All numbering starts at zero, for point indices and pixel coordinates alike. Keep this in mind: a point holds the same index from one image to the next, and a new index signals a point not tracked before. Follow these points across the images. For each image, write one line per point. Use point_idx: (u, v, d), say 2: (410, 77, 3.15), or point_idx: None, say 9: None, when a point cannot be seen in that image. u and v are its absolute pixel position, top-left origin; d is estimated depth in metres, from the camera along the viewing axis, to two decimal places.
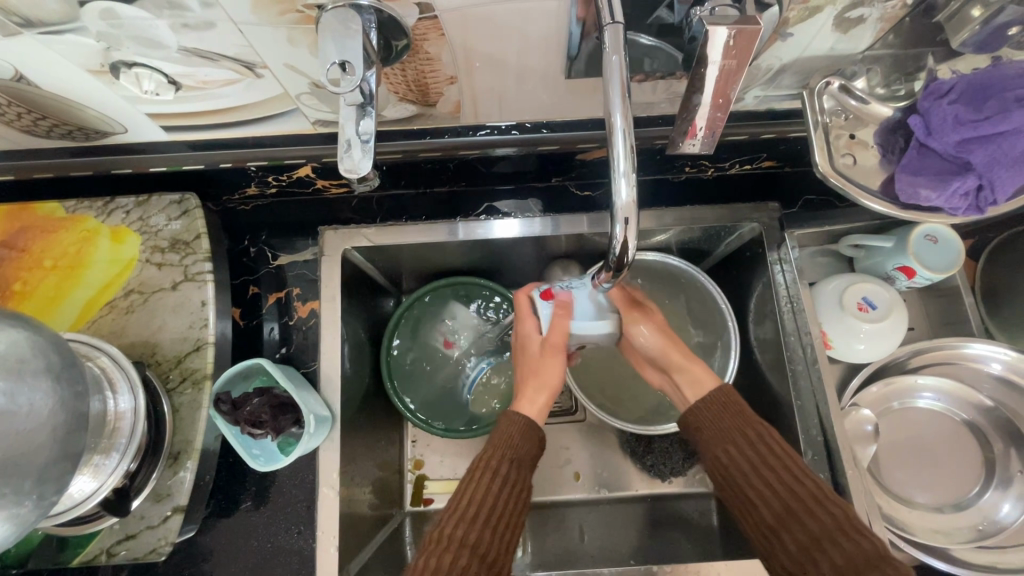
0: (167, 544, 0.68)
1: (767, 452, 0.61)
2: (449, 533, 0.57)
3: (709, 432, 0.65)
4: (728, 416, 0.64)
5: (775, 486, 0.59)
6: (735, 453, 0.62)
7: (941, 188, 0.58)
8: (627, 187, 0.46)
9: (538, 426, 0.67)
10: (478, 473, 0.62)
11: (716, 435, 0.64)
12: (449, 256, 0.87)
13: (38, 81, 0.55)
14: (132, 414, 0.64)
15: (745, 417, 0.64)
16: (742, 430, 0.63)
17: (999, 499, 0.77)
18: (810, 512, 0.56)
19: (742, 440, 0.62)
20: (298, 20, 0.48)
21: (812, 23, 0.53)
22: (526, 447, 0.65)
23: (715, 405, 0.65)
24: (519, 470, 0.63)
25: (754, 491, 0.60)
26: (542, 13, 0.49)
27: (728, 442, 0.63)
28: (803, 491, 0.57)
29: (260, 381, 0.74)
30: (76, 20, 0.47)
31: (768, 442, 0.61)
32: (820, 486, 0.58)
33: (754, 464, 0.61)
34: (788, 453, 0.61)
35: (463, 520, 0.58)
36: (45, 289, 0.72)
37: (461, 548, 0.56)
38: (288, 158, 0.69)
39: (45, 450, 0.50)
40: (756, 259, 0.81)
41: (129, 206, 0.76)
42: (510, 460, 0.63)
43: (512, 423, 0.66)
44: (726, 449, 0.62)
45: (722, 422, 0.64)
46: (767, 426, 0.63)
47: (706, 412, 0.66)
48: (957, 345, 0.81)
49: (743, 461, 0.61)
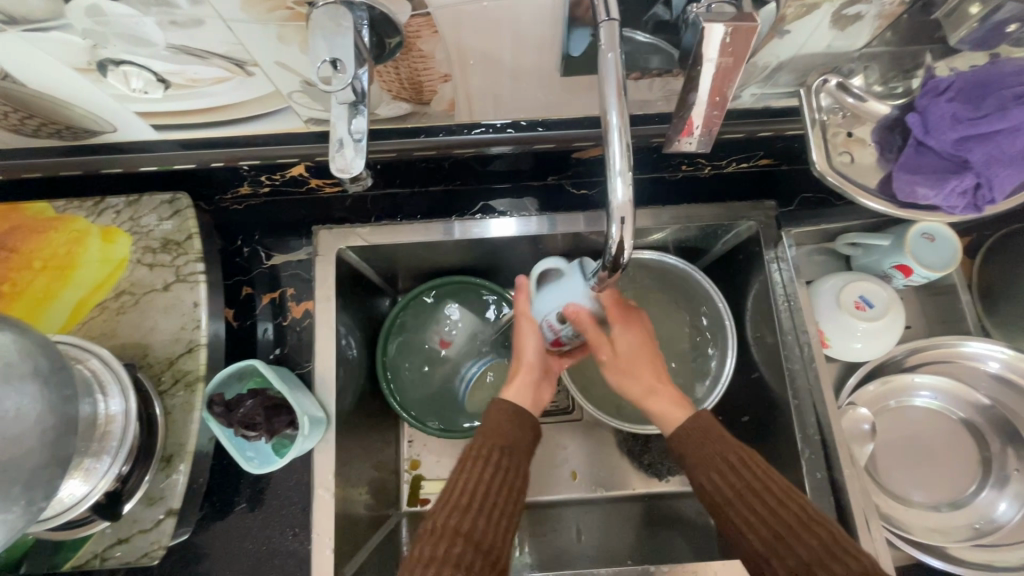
0: (160, 548, 0.68)
1: (751, 480, 0.60)
2: (442, 522, 0.57)
3: (693, 458, 0.63)
4: (709, 442, 0.63)
5: (761, 514, 0.58)
6: (719, 481, 0.61)
7: (939, 186, 0.57)
8: (623, 186, 0.45)
9: (527, 411, 0.67)
10: (470, 464, 0.61)
11: (699, 461, 0.63)
12: (445, 256, 0.86)
13: (24, 79, 0.54)
14: (123, 417, 0.64)
15: (728, 441, 0.63)
16: (724, 456, 0.62)
17: (996, 498, 0.77)
18: (798, 537, 0.55)
19: (725, 465, 0.61)
20: (289, 17, 0.47)
21: (808, 20, 0.53)
22: (517, 431, 0.65)
23: (696, 430, 0.64)
24: (512, 457, 0.63)
25: (740, 519, 0.59)
26: (536, 10, 0.49)
27: (711, 468, 0.62)
28: (788, 516, 0.57)
29: (255, 382, 0.74)
30: (62, 17, 0.46)
31: (751, 469, 0.60)
32: (806, 509, 0.57)
33: (738, 492, 0.60)
34: (771, 475, 0.60)
35: (457, 509, 0.58)
36: (34, 290, 0.71)
37: (455, 537, 0.56)
38: (280, 157, 0.68)
39: (33, 455, 0.49)
40: (753, 257, 0.80)
41: (120, 206, 0.75)
42: (502, 447, 0.63)
43: (501, 410, 0.66)
44: (710, 477, 0.62)
45: (705, 448, 0.63)
46: (748, 452, 0.62)
47: (685, 440, 0.64)
48: (955, 342, 0.81)
49: (726, 488, 0.60)
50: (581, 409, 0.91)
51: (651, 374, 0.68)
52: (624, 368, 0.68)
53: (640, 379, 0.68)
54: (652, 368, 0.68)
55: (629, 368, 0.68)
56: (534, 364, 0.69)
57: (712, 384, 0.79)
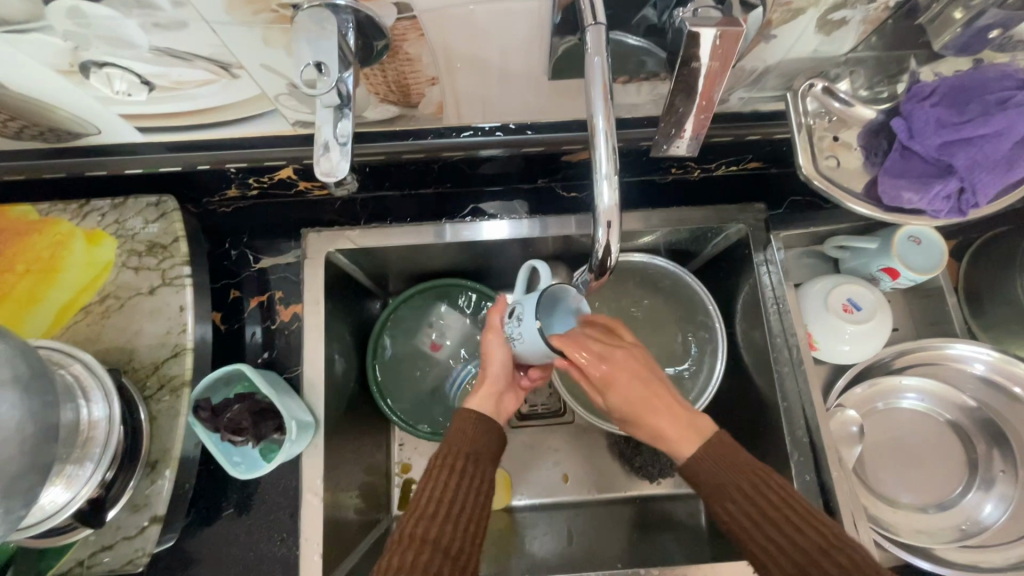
0: (144, 554, 0.67)
1: (766, 506, 0.57)
2: (410, 531, 0.56)
3: (705, 489, 0.60)
4: (723, 468, 0.60)
5: (779, 544, 0.56)
6: (734, 511, 0.58)
7: (924, 191, 0.58)
8: (610, 189, 0.46)
9: (491, 420, 0.65)
10: (437, 472, 0.60)
11: (713, 493, 0.59)
12: (435, 258, 0.86)
13: (5, 81, 0.53)
14: (106, 422, 0.63)
15: (741, 466, 0.60)
16: (738, 483, 0.59)
17: (982, 499, 0.78)
18: (817, 564, 0.54)
19: (740, 493, 0.58)
20: (273, 19, 0.47)
21: (794, 25, 0.53)
22: (483, 442, 0.63)
23: (705, 458, 0.60)
24: (476, 465, 0.61)
25: (758, 548, 0.57)
26: (523, 13, 0.49)
27: (726, 498, 0.59)
28: (807, 545, 0.55)
29: (242, 388, 0.73)
30: (42, 19, 0.46)
31: (767, 495, 0.58)
32: (825, 535, 0.55)
33: (755, 521, 0.57)
34: (789, 499, 0.58)
35: (423, 517, 0.57)
36: (18, 294, 0.71)
37: (421, 545, 0.55)
38: (267, 160, 0.68)
39: (12, 463, 0.48)
40: (743, 260, 0.81)
41: (105, 209, 0.74)
42: (467, 456, 0.62)
43: (463, 421, 0.64)
44: (725, 506, 0.59)
45: (717, 476, 0.59)
46: (764, 473, 0.59)
47: (697, 469, 0.60)
48: (941, 345, 0.81)
49: (742, 517, 0.58)
50: (572, 412, 0.91)
51: (653, 420, 0.62)
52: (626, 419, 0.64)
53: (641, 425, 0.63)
54: (656, 412, 0.62)
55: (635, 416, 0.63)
56: (499, 377, 0.67)
57: (706, 382, 0.79)
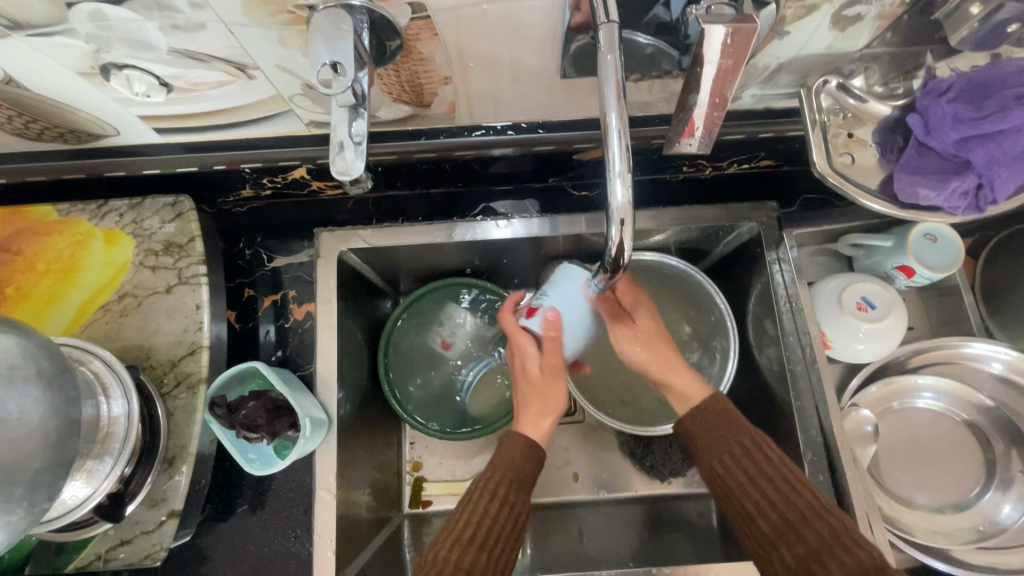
0: (162, 549, 0.68)
1: (763, 464, 0.60)
2: (443, 557, 0.57)
3: (705, 440, 0.64)
4: (725, 425, 0.63)
5: (770, 498, 0.58)
6: (731, 465, 0.61)
7: (940, 187, 0.57)
8: (623, 187, 0.46)
9: (541, 446, 0.66)
10: (478, 496, 0.61)
11: (711, 444, 0.63)
12: (446, 257, 0.86)
13: (28, 84, 0.54)
14: (125, 418, 0.64)
15: (743, 429, 0.63)
16: (738, 441, 0.62)
17: (1000, 501, 0.77)
18: (807, 525, 0.55)
19: (739, 449, 0.61)
20: (289, 21, 0.48)
21: (808, 21, 0.53)
22: (529, 468, 0.64)
23: (710, 415, 0.64)
24: (518, 493, 0.62)
25: (750, 505, 0.59)
26: (535, 12, 0.49)
27: (723, 453, 0.62)
28: (798, 503, 0.57)
29: (256, 385, 0.74)
30: (64, 22, 0.46)
31: (764, 453, 0.60)
32: (817, 499, 0.57)
33: (750, 477, 0.60)
34: (785, 462, 0.60)
35: (457, 544, 0.58)
36: (39, 293, 0.72)
37: (455, 573, 0.56)
38: (281, 160, 0.68)
39: (36, 457, 0.49)
40: (755, 258, 0.80)
41: (123, 209, 0.75)
42: (510, 483, 0.62)
43: (513, 445, 0.64)
44: (722, 460, 0.62)
45: (717, 432, 0.63)
46: (764, 437, 0.62)
47: (699, 419, 0.65)
48: (958, 344, 0.80)
49: (738, 471, 0.60)
50: (583, 411, 0.91)
51: (668, 350, 0.69)
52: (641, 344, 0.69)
53: (656, 352, 0.69)
54: (662, 350, 0.69)
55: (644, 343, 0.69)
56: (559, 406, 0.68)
57: (717, 381, 0.79)
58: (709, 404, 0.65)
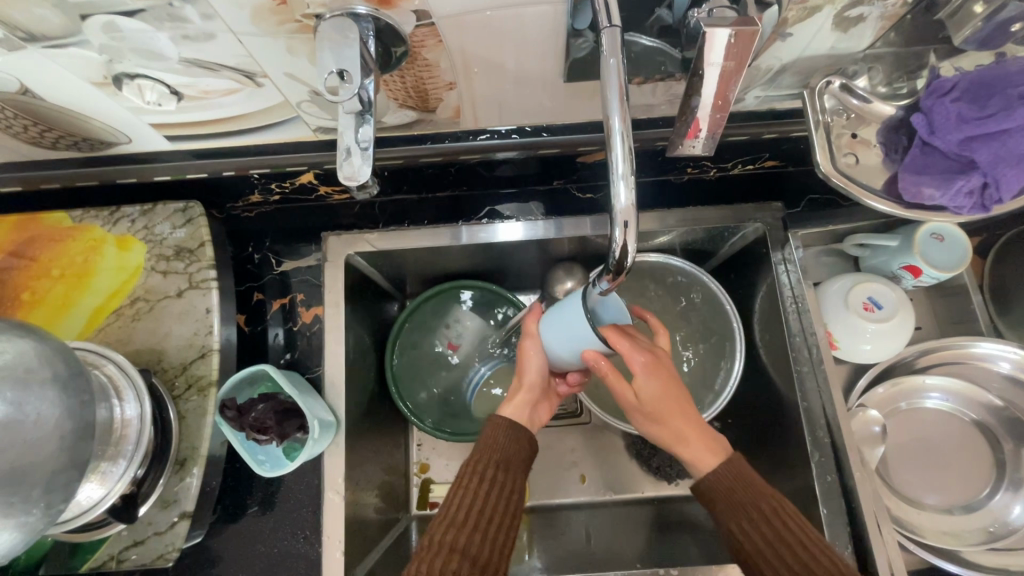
0: (174, 550, 0.69)
1: (783, 529, 0.59)
2: (439, 539, 0.57)
3: (721, 505, 0.62)
4: (742, 488, 0.61)
5: (792, 565, 0.57)
6: (751, 530, 0.60)
7: (945, 186, 0.58)
8: (626, 190, 0.46)
9: (525, 428, 0.66)
10: (468, 477, 0.61)
11: (729, 507, 0.61)
12: (453, 260, 0.87)
13: (42, 94, 0.56)
14: (138, 421, 0.65)
15: (759, 489, 0.61)
16: (757, 504, 0.60)
17: (1010, 501, 0.76)
18: None
19: (758, 514, 0.60)
20: (296, 29, 0.48)
21: (810, 23, 0.53)
22: (515, 449, 0.64)
23: (725, 479, 0.62)
24: (508, 473, 0.62)
25: (769, 567, 0.58)
26: (538, 19, 0.49)
27: (741, 514, 0.61)
28: (820, 570, 0.56)
29: (266, 387, 0.75)
30: (78, 34, 0.47)
31: (783, 518, 0.59)
32: (836, 564, 0.56)
33: (769, 541, 0.59)
34: (803, 525, 0.59)
35: (452, 526, 0.58)
36: (54, 298, 0.73)
37: (451, 553, 0.56)
38: (290, 165, 0.69)
39: (52, 460, 0.50)
40: (760, 259, 0.80)
41: (134, 214, 0.77)
42: (498, 464, 0.63)
43: (496, 427, 0.65)
44: (741, 525, 0.60)
45: (734, 496, 0.61)
46: (781, 500, 0.61)
47: (718, 488, 0.62)
48: (965, 344, 0.80)
49: (756, 537, 0.59)
50: (589, 413, 0.92)
51: (681, 422, 0.64)
52: (651, 415, 0.65)
53: (666, 424, 0.64)
54: (681, 415, 0.64)
55: (657, 415, 0.64)
56: (536, 384, 0.67)
57: (725, 381, 0.79)
58: (724, 468, 0.63)
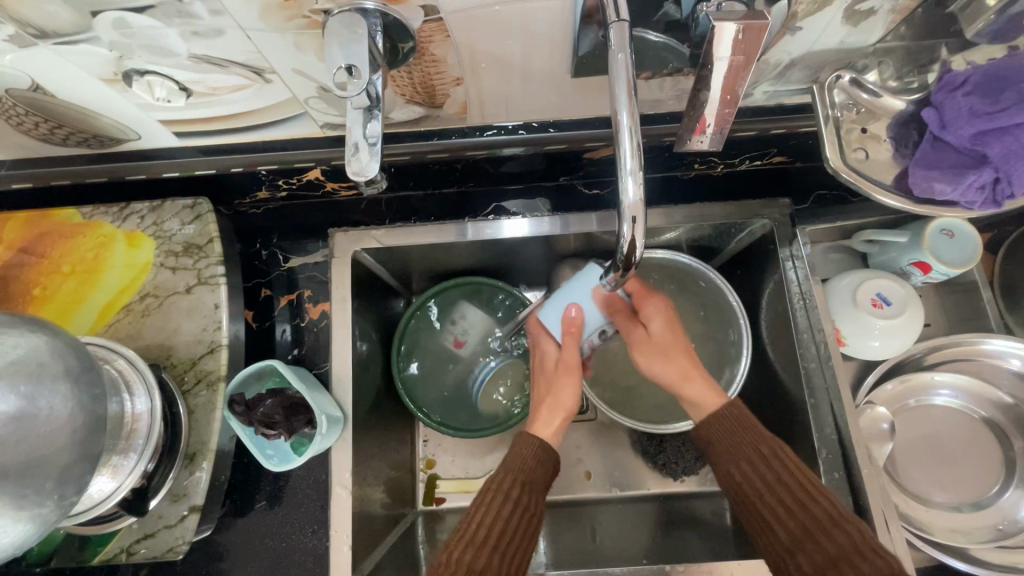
0: (184, 543, 0.70)
1: (778, 466, 0.60)
2: (457, 557, 0.57)
3: (722, 449, 0.64)
4: (742, 430, 0.64)
5: (789, 507, 0.58)
6: (749, 471, 0.61)
7: (956, 181, 0.57)
8: (635, 185, 0.46)
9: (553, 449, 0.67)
10: (491, 495, 0.62)
11: (729, 450, 0.63)
12: (459, 257, 0.87)
13: (52, 91, 0.56)
14: (148, 415, 0.66)
15: (761, 434, 0.63)
16: (754, 445, 0.62)
17: (1019, 498, 0.76)
18: (825, 533, 0.55)
19: (755, 455, 0.62)
20: (305, 25, 0.49)
21: (820, 17, 0.53)
22: (540, 472, 0.65)
23: (726, 423, 0.65)
24: (530, 494, 0.63)
25: (766, 509, 0.59)
26: (545, 13, 0.49)
27: (741, 457, 0.62)
28: (817, 511, 0.56)
29: (274, 382, 0.74)
30: (89, 30, 0.48)
31: (780, 457, 0.61)
32: (835, 508, 0.56)
33: (766, 481, 0.60)
34: (802, 470, 0.59)
35: (471, 544, 0.58)
36: (65, 294, 0.74)
37: (468, 572, 0.56)
38: (297, 162, 0.69)
39: (65, 452, 0.51)
40: (767, 255, 0.80)
41: (143, 211, 0.77)
42: (521, 483, 0.63)
43: (524, 445, 0.66)
44: (740, 466, 0.62)
45: (735, 438, 0.63)
46: (781, 446, 0.62)
47: (717, 427, 0.65)
48: (975, 340, 0.79)
49: (755, 477, 0.61)
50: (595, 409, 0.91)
51: (684, 358, 0.69)
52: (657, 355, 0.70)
53: (675, 366, 0.69)
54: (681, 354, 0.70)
55: (663, 351, 0.69)
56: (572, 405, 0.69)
57: (731, 380, 0.78)
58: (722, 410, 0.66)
